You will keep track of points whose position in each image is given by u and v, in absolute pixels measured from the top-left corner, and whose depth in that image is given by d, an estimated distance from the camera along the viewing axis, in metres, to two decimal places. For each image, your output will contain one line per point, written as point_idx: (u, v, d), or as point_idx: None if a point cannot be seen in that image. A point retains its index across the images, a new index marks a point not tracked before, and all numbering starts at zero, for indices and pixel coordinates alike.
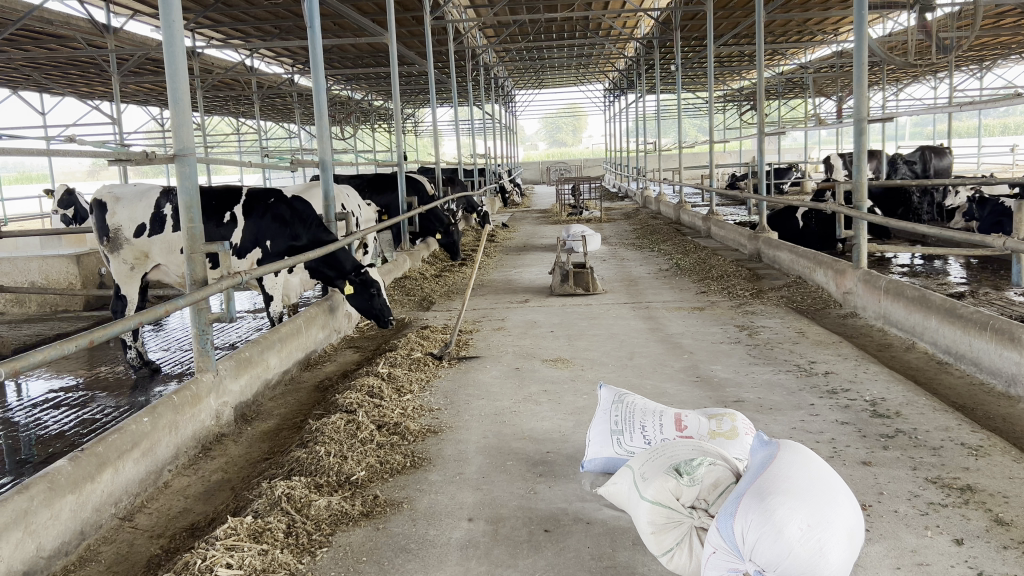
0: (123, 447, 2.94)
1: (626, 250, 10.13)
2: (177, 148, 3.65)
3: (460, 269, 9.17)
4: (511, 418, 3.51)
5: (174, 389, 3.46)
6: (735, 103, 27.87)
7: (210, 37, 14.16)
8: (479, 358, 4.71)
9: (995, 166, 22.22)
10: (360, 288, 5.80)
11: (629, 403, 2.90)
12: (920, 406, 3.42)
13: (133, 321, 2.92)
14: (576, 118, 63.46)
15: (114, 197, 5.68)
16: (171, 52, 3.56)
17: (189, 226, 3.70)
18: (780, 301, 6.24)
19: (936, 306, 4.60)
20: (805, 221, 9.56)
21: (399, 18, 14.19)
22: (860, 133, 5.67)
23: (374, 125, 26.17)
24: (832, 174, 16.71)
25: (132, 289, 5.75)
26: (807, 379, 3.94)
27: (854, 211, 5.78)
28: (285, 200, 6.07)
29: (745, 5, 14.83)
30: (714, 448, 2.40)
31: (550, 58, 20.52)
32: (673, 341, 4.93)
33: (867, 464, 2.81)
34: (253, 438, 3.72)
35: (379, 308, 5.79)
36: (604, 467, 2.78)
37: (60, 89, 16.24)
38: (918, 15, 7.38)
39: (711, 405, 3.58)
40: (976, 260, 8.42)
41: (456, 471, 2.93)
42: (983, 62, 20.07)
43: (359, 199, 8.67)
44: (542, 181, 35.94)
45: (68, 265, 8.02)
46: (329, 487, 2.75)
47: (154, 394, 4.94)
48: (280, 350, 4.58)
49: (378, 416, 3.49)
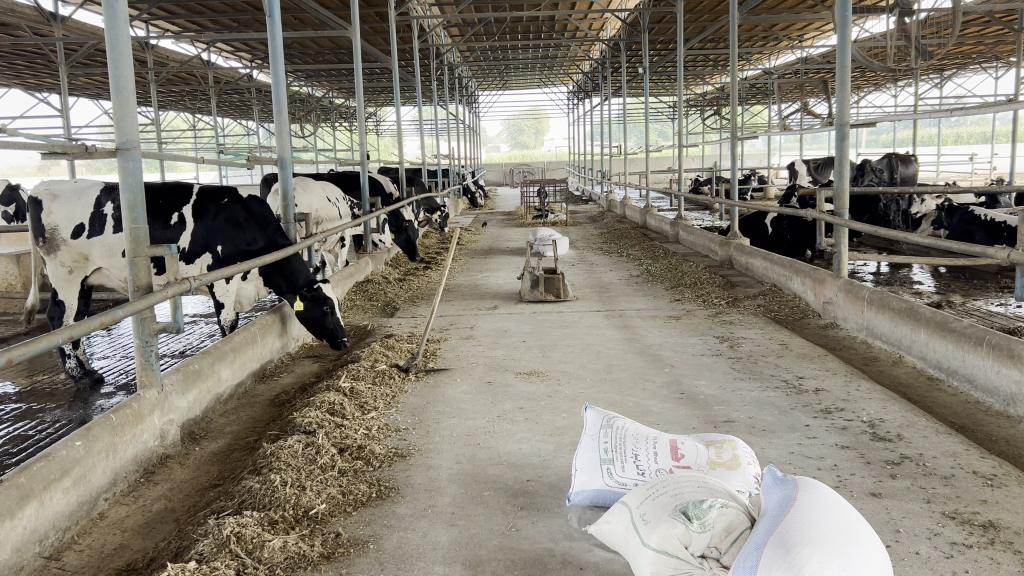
0: (50, 477, 2.60)
1: (594, 254, 9.90)
2: (120, 141, 3.29)
3: (426, 272, 8.90)
4: (485, 440, 3.23)
5: (112, 408, 3.12)
6: (700, 109, 27.97)
7: (165, 29, 13.78)
8: (448, 370, 4.41)
9: (953, 175, 22.50)
10: (312, 303, 5.29)
11: (619, 429, 2.65)
12: (921, 428, 3.21)
13: (62, 336, 2.58)
14: (539, 122, 63.37)
15: (52, 194, 5.29)
16: (113, 35, 3.21)
17: (133, 227, 3.34)
18: (757, 310, 6.06)
19: (926, 318, 4.40)
20: (775, 228, 9.47)
21: (364, 15, 13.93)
22: (842, 138, 5.51)
23: (334, 124, 25.74)
24: (796, 180, 16.79)
25: (70, 294, 5.38)
26: (797, 397, 3.72)
27: (835, 218, 5.59)
28: (240, 200, 5.72)
29: (712, 8, 14.75)
30: (722, 484, 2.15)
31: (515, 58, 20.34)
32: (651, 353, 4.70)
33: (876, 496, 2.59)
34: (202, 461, 3.39)
35: (331, 326, 5.23)
36: (593, 501, 2.52)
37: (6, 80, 15.63)
38: (897, 18, 7.28)
39: (699, 426, 3.34)
40: (946, 269, 8.35)
41: (427, 503, 2.64)
42: (944, 71, 20.28)
43: (322, 198, 8.41)
44: (507, 182, 35.74)
45: (7, 265, 7.55)
46: (284, 524, 2.44)
47: (96, 407, 4.56)
48: (232, 361, 4.24)
49: (339, 438, 3.19)
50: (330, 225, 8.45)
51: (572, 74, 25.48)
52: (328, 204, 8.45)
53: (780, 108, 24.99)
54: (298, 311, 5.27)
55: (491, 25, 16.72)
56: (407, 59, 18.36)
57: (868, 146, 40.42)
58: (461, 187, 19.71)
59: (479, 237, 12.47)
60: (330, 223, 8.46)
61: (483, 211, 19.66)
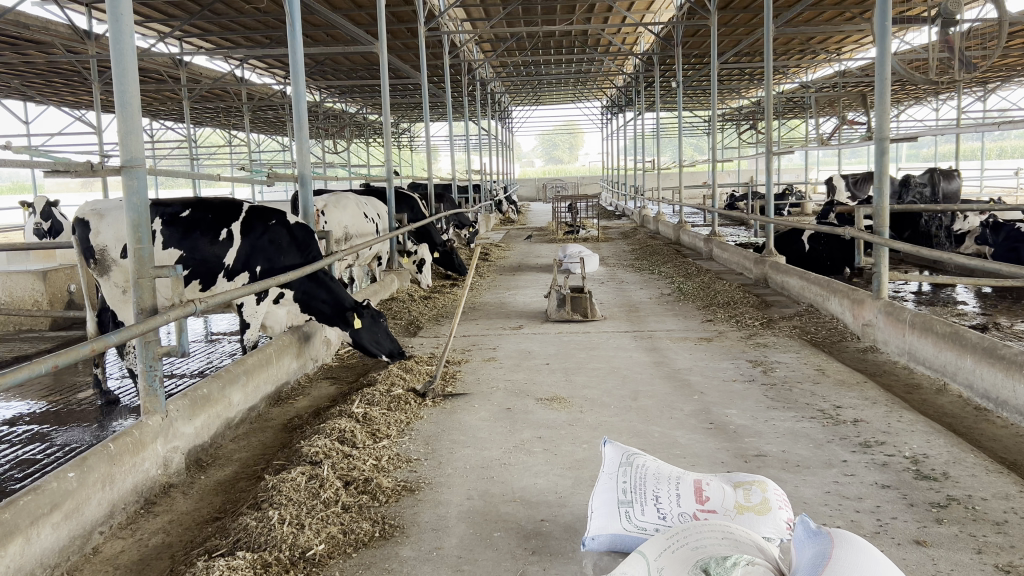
0: (39, 511, 2.47)
1: (625, 272, 9.69)
2: (126, 159, 3.18)
3: (453, 290, 8.75)
4: (499, 473, 3.06)
5: (113, 435, 2.99)
6: (735, 123, 27.73)
7: (197, 45, 13.90)
8: (467, 395, 4.24)
9: (997, 190, 21.90)
10: (369, 321, 5.24)
11: (640, 467, 2.46)
12: (969, 466, 2.98)
13: (45, 366, 2.34)
14: (574, 137, 63.43)
15: (97, 214, 5.19)
16: (118, 48, 3.10)
17: (136, 247, 3.23)
18: (792, 331, 5.82)
19: (972, 344, 4.15)
20: (812, 244, 9.20)
21: (395, 31, 13.94)
22: (882, 153, 5.27)
23: (367, 139, 25.86)
24: (832, 196, 16.46)
25: (129, 314, 5.35)
26: (834, 429, 3.49)
27: (874, 237, 5.33)
28: (286, 223, 5.61)
29: (747, 22, 14.52)
30: (746, 533, 1.97)
31: (548, 73, 20.28)
32: (680, 379, 4.49)
33: (921, 544, 2.36)
34: (207, 491, 3.25)
35: (389, 344, 5.17)
36: (611, 546, 2.32)
37: (43, 98, 15.86)
38: (938, 28, 6.98)
39: (726, 459, 3.14)
40: (991, 289, 8.03)
41: (433, 545, 2.48)
42: (987, 85, 19.81)
43: (356, 212, 8.35)
44: (539, 198, 35.64)
45: (34, 282, 7.57)
46: (278, 567, 2.30)
47: (112, 429, 4.43)
48: (244, 385, 4.11)
49: (346, 470, 3.04)
50: (362, 239, 8.38)
51: (606, 90, 25.39)
52: (362, 219, 8.40)
53: (819, 121, 24.60)
54: (356, 329, 5.20)
55: (523, 40, 16.68)
56: (439, 75, 18.37)
57: (908, 159, 39.75)
58: (492, 204, 19.65)
59: (509, 253, 12.32)
60: (361, 238, 8.37)
61: (515, 226, 19.54)
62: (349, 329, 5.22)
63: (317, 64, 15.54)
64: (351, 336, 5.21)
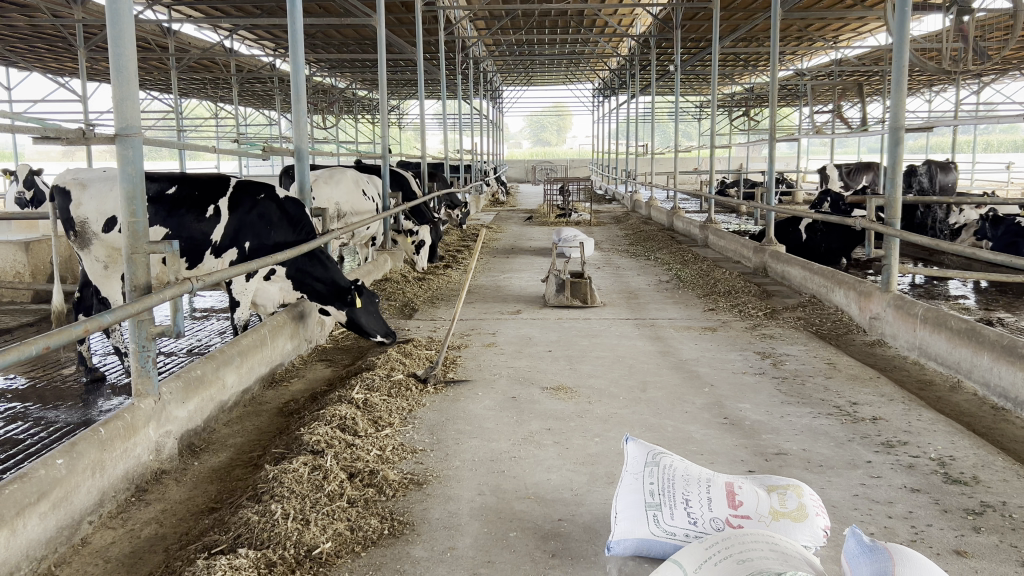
0: (25, 500, 2.30)
1: (620, 257, 9.56)
2: (119, 127, 2.99)
3: (446, 271, 8.58)
4: (511, 467, 2.92)
5: (102, 419, 2.82)
6: (727, 110, 27.60)
7: (187, 14, 13.57)
8: (469, 382, 4.10)
9: (986, 181, 21.92)
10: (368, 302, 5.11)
11: (667, 468, 2.31)
12: (999, 470, 2.87)
13: (35, 347, 2.17)
14: (562, 119, 63.23)
15: (80, 184, 5.00)
16: (114, 8, 2.91)
17: (130, 220, 3.05)
18: (797, 323, 5.71)
19: (990, 341, 4.03)
20: (809, 234, 9.10)
21: (389, 5, 13.69)
22: (896, 143, 5.14)
23: (356, 114, 25.56)
24: (826, 185, 16.35)
25: (113, 290, 5.12)
26: (854, 427, 3.37)
27: (885, 228, 5.19)
28: (276, 198, 5.41)
29: (747, 6, 14.33)
30: (792, 544, 1.85)
31: (541, 53, 20.07)
32: (688, 369, 4.37)
33: (962, 555, 2.25)
34: (201, 479, 3.10)
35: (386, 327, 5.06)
36: (637, 551, 2.20)
37: (26, 64, 15.49)
38: (954, 17, 6.74)
39: (747, 457, 3.02)
40: (990, 283, 7.96)
41: (446, 545, 2.34)
42: (982, 78, 19.70)
43: (351, 188, 8.16)
44: (528, 179, 35.44)
45: (16, 253, 7.34)
46: (283, 567, 2.16)
47: (98, 409, 4.27)
48: (237, 366, 3.93)
49: (350, 461, 2.90)
50: (358, 216, 8.21)
51: (599, 72, 25.16)
52: (358, 195, 8.22)
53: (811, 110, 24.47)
54: (357, 309, 5.04)
55: (519, 18, 16.46)
56: (431, 51, 18.12)
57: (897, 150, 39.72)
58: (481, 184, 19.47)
59: (501, 235, 12.16)
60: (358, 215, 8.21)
61: (505, 208, 19.43)
62: (349, 308, 5.04)
63: (309, 36, 15.27)
64: (347, 314, 5.04)
